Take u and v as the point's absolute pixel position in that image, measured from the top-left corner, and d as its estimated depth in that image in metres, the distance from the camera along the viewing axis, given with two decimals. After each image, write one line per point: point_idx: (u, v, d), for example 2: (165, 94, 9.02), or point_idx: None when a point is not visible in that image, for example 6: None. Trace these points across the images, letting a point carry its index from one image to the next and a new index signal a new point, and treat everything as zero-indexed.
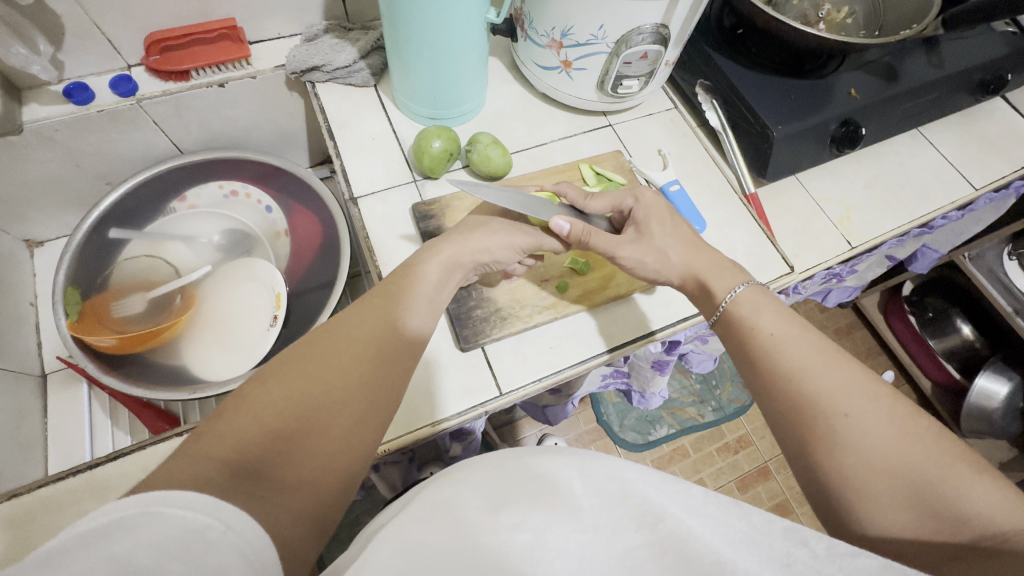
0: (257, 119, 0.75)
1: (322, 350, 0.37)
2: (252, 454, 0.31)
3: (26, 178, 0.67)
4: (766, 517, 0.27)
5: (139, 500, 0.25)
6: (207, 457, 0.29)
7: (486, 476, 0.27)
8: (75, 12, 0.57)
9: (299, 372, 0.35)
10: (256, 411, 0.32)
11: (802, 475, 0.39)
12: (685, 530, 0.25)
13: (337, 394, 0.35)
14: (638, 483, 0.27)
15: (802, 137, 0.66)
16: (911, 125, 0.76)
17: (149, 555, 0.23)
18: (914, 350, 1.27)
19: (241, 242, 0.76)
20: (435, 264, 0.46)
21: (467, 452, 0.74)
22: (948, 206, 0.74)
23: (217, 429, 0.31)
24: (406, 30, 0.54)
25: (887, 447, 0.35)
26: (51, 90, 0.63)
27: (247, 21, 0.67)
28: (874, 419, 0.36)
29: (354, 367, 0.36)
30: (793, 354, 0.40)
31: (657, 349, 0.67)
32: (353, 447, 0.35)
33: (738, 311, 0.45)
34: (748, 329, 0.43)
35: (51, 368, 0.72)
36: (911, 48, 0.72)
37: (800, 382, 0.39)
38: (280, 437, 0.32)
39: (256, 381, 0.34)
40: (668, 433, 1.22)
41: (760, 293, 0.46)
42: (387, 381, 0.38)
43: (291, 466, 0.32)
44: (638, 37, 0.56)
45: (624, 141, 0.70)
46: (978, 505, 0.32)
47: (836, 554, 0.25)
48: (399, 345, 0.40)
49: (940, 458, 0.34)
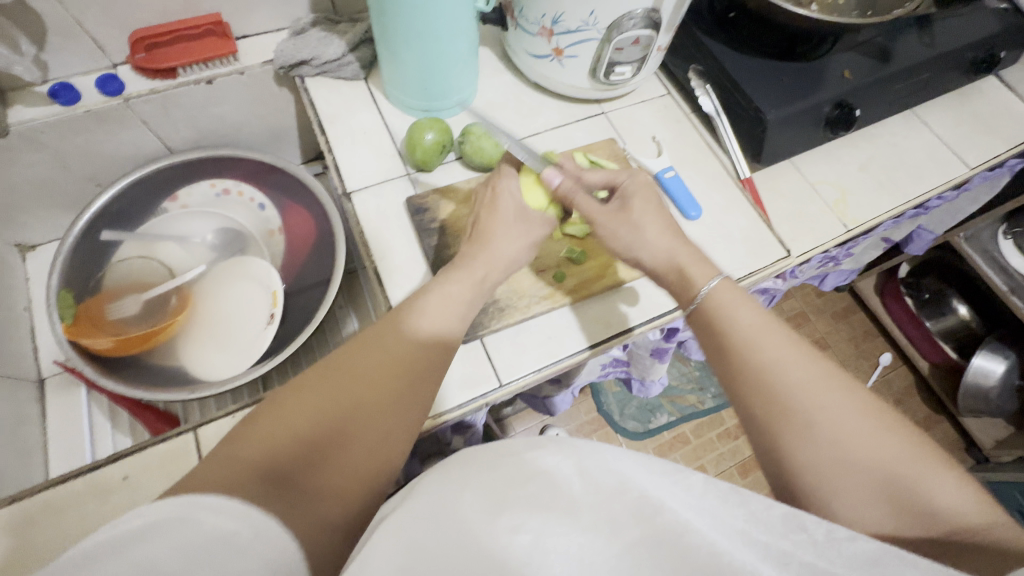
0: (247, 116, 0.74)
1: (354, 362, 0.37)
2: (283, 462, 0.31)
3: (15, 182, 0.66)
4: (764, 505, 0.27)
5: (169, 503, 0.25)
6: (239, 464, 0.30)
7: (482, 476, 0.27)
8: (57, 10, 0.56)
9: (331, 382, 0.35)
10: (288, 422, 0.33)
11: (770, 474, 0.39)
12: (683, 522, 0.25)
13: (367, 406, 0.35)
14: (636, 478, 0.27)
15: (797, 119, 0.66)
16: (905, 106, 0.76)
17: (175, 561, 0.23)
18: (911, 331, 1.28)
19: (234, 241, 0.75)
20: (465, 285, 0.45)
21: (469, 443, 0.75)
22: (943, 185, 0.74)
23: (250, 436, 0.32)
24: (396, 22, 0.54)
25: (865, 442, 0.35)
26: (35, 92, 0.62)
27: (233, 17, 0.66)
28: (852, 414, 0.36)
29: (385, 381, 0.37)
30: (776, 349, 0.40)
31: (655, 337, 0.67)
32: (385, 455, 0.35)
33: (717, 304, 0.43)
34: (728, 326, 0.42)
35: (48, 373, 0.72)
36: (904, 27, 0.72)
37: (782, 375, 0.38)
38: (311, 446, 0.33)
39: (292, 389, 0.35)
40: (669, 421, 1.23)
41: (733, 287, 0.44)
42: (416, 392, 0.38)
43: (320, 475, 0.32)
44: (630, 22, 0.55)
45: (618, 129, 0.70)
46: (947, 505, 0.33)
47: (835, 539, 0.26)
48: (429, 357, 0.39)
49: (912, 450, 0.35)
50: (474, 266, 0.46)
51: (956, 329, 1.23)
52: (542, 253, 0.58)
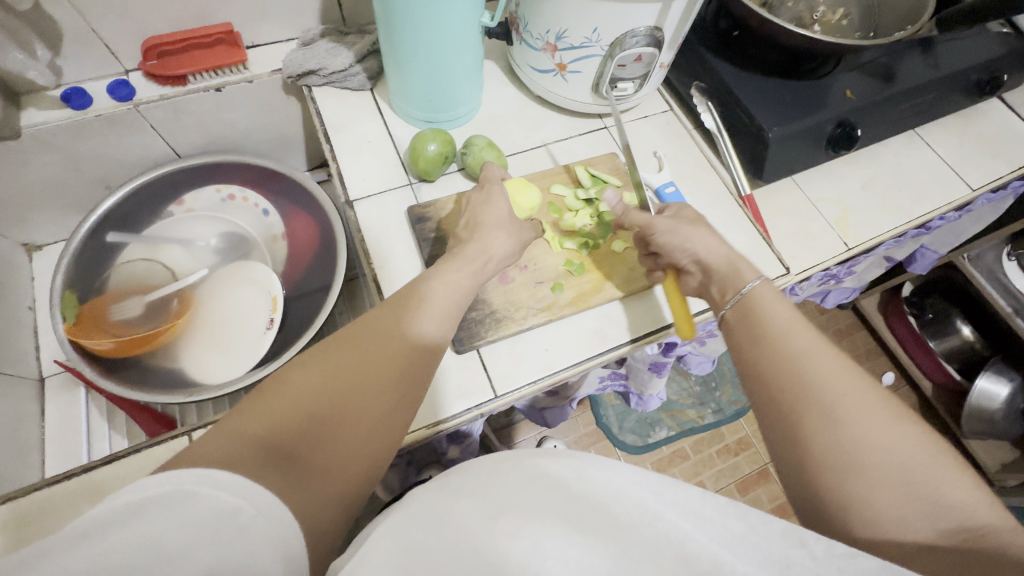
0: (255, 123, 0.76)
1: (359, 344, 0.37)
2: (285, 436, 0.31)
3: (25, 182, 0.67)
4: (764, 518, 0.26)
5: (175, 477, 0.26)
6: (242, 435, 0.30)
7: (485, 480, 0.27)
8: (73, 16, 0.58)
9: (338, 361, 0.35)
10: (293, 397, 0.33)
11: (783, 459, 0.37)
12: (679, 532, 0.25)
13: (371, 386, 0.35)
14: (635, 483, 0.28)
15: (799, 137, 0.66)
16: (908, 126, 0.76)
17: (179, 539, 0.24)
18: (914, 351, 1.27)
19: (237, 245, 0.75)
20: (466, 274, 0.46)
21: (465, 453, 0.75)
22: (946, 206, 0.74)
23: (256, 408, 0.32)
24: (402, 34, 0.55)
25: (880, 435, 0.34)
26: (49, 96, 0.63)
27: (244, 26, 0.67)
28: (873, 404, 0.36)
29: (388, 363, 0.37)
30: (804, 340, 0.40)
31: (653, 351, 0.67)
32: (380, 446, 0.35)
33: (756, 300, 0.44)
34: (764, 318, 0.42)
35: (48, 372, 0.72)
36: (907, 48, 0.72)
37: (807, 362, 0.38)
38: (313, 423, 0.32)
39: (297, 365, 0.35)
40: (668, 436, 1.22)
41: (771, 288, 0.45)
42: (417, 377, 0.38)
43: (320, 453, 0.32)
44: (632, 39, 0.56)
45: (619, 143, 0.70)
46: (957, 497, 0.32)
47: (834, 555, 0.25)
48: (430, 343, 0.40)
49: (931, 449, 0.34)
50: (472, 257, 0.47)
51: (959, 349, 1.23)
52: (539, 264, 0.58)
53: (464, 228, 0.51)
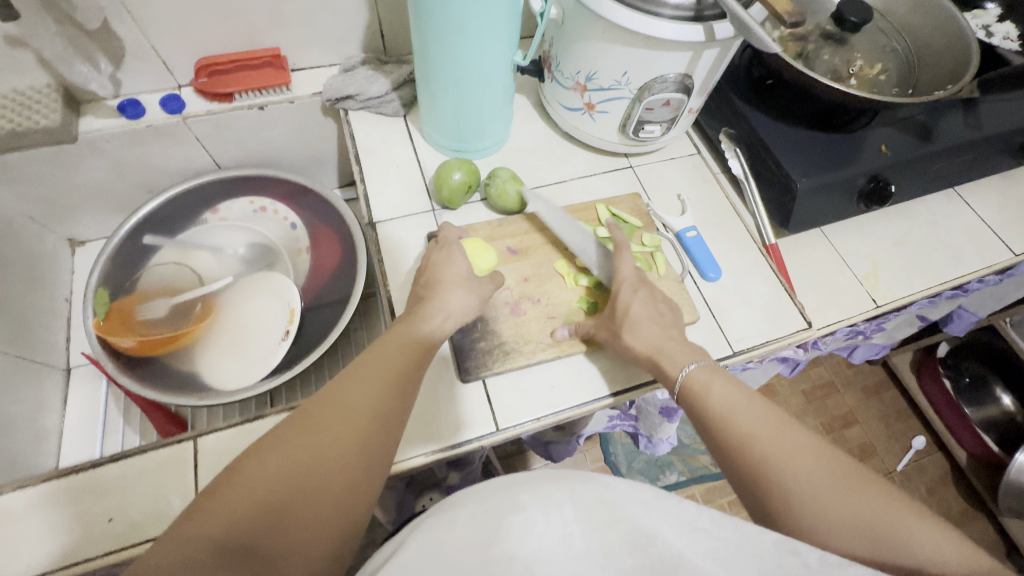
0: (291, 141, 0.79)
1: (314, 417, 0.37)
2: (241, 528, 0.32)
3: (73, 184, 0.71)
4: (759, 529, 0.28)
5: None
6: (196, 537, 0.30)
7: (478, 509, 0.27)
8: (135, 35, 0.62)
9: (294, 438, 0.36)
10: (249, 486, 0.33)
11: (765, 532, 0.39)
12: (675, 553, 0.26)
13: (331, 457, 0.36)
14: (629, 508, 0.27)
15: (828, 189, 0.65)
16: (947, 185, 0.74)
17: None
18: (948, 417, 1.20)
19: (263, 254, 0.78)
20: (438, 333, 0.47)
21: (465, 480, 0.76)
22: (985, 270, 0.71)
23: (210, 506, 0.32)
24: (436, 65, 0.57)
25: (835, 507, 0.36)
26: (106, 105, 0.67)
27: (291, 50, 0.71)
28: (822, 477, 0.37)
29: (348, 430, 0.37)
30: (750, 423, 0.41)
31: (664, 396, 0.67)
32: (351, 504, 0.36)
33: (694, 385, 0.45)
34: (702, 406, 0.44)
35: (74, 363, 0.75)
36: (948, 106, 0.70)
37: (757, 442, 0.40)
38: (271, 506, 0.33)
39: (251, 453, 0.35)
40: (678, 480, 1.18)
41: (710, 368, 0.46)
42: (380, 438, 0.38)
43: (282, 534, 0.33)
44: (661, 85, 0.57)
45: (643, 183, 0.70)
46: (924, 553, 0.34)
47: (827, 564, 0.27)
48: (392, 403, 0.40)
49: (876, 504, 0.36)
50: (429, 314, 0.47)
51: (997, 417, 1.17)
52: (552, 300, 0.57)
53: (423, 286, 0.50)
